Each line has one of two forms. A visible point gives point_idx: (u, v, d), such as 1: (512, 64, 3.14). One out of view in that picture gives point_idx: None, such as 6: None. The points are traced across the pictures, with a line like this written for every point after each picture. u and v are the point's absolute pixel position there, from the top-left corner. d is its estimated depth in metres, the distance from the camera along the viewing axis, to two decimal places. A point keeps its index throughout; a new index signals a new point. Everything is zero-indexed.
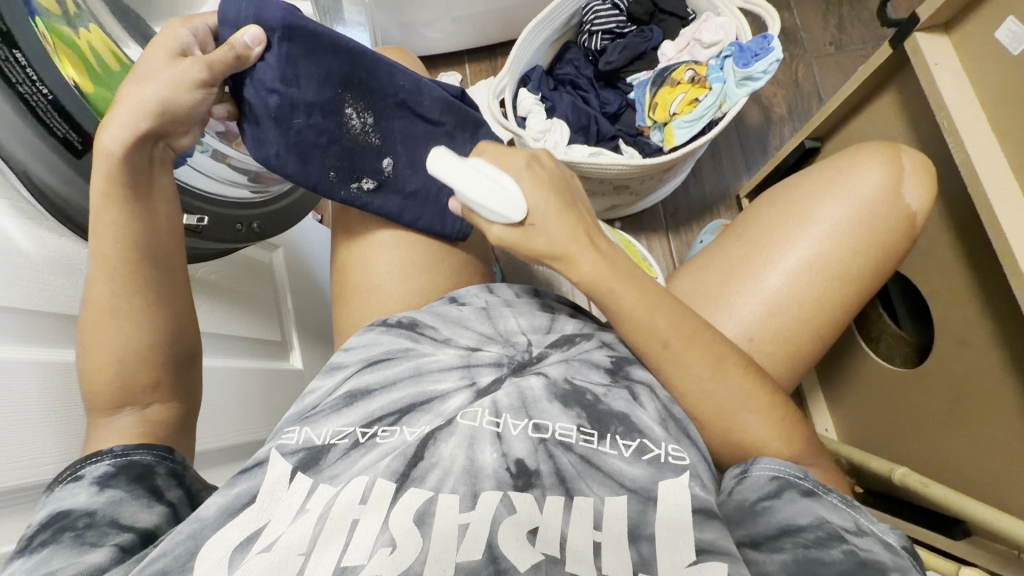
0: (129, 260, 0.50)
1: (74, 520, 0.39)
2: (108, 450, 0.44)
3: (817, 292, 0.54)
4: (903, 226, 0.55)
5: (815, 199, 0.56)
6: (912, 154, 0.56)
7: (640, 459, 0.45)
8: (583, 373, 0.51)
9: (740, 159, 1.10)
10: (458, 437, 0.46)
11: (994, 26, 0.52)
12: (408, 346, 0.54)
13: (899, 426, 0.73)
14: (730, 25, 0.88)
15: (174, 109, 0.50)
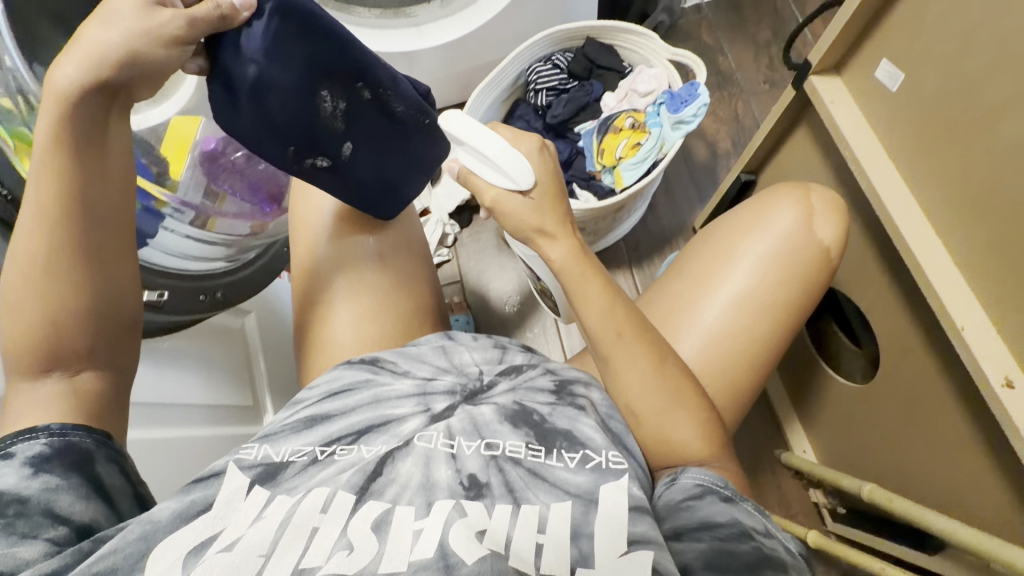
0: (61, 219, 0.48)
1: (3, 506, 0.40)
2: (42, 430, 0.45)
3: (752, 322, 0.57)
4: (820, 259, 0.58)
5: (737, 238, 0.60)
6: (823, 193, 0.60)
7: (584, 468, 0.49)
8: (531, 395, 0.57)
9: (693, 191, 1.16)
10: (416, 456, 0.49)
11: (873, 66, 0.57)
12: (369, 376, 0.58)
13: (864, 443, 0.74)
14: (662, 75, 0.96)
15: (143, 63, 0.48)
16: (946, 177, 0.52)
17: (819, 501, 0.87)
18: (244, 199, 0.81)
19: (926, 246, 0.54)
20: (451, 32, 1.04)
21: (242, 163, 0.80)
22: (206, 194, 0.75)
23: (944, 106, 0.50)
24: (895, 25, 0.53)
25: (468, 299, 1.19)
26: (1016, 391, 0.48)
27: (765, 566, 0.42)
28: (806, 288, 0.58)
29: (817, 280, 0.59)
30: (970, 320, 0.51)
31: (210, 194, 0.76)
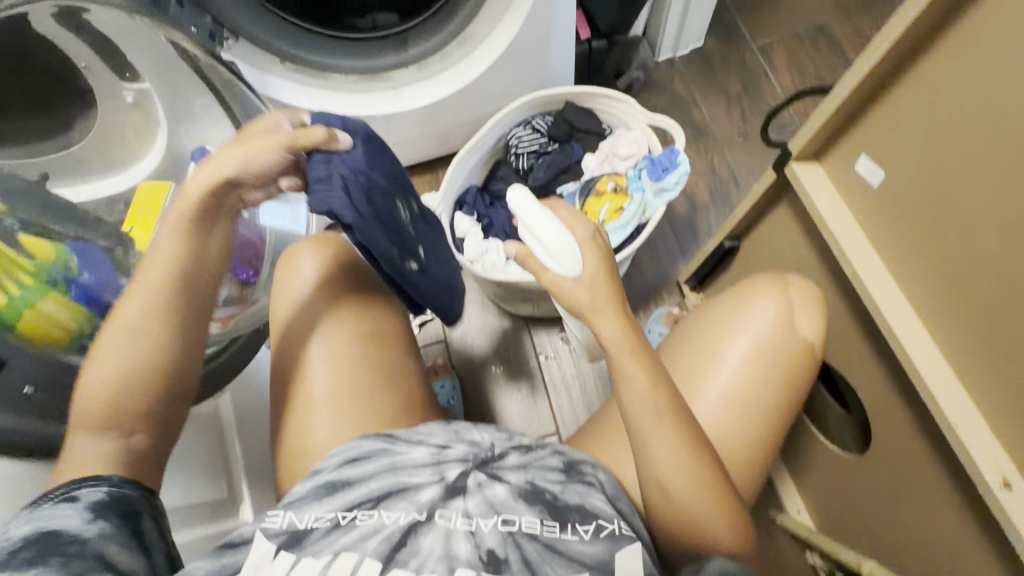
0: (159, 299, 0.56)
1: (64, 546, 0.44)
2: (105, 478, 0.50)
3: (747, 418, 0.60)
4: (804, 355, 0.62)
5: (726, 334, 0.63)
6: (802, 288, 0.64)
7: (598, 537, 0.52)
8: (541, 473, 0.58)
9: (674, 244, 1.16)
10: (437, 532, 0.51)
11: (852, 159, 0.59)
12: (386, 445, 0.59)
13: (857, 513, 0.74)
14: (642, 138, 0.96)
15: (252, 168, 0.56)
16: (931, 273, 0.54)
17: (817, 564, 0.86)
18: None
19: (916, 340, 0.55)
20: (429, 95, 1.03)
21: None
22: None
23: (925, 208, 0.52)
24: (872, 127, 0.55)
25: (450, 359, 1.14)
26: (1014, 492, 0.49)
27: None
28: (794, 382, 0.61)
29: (803, 376, 0.62)
30: (964, 418, 0.52)
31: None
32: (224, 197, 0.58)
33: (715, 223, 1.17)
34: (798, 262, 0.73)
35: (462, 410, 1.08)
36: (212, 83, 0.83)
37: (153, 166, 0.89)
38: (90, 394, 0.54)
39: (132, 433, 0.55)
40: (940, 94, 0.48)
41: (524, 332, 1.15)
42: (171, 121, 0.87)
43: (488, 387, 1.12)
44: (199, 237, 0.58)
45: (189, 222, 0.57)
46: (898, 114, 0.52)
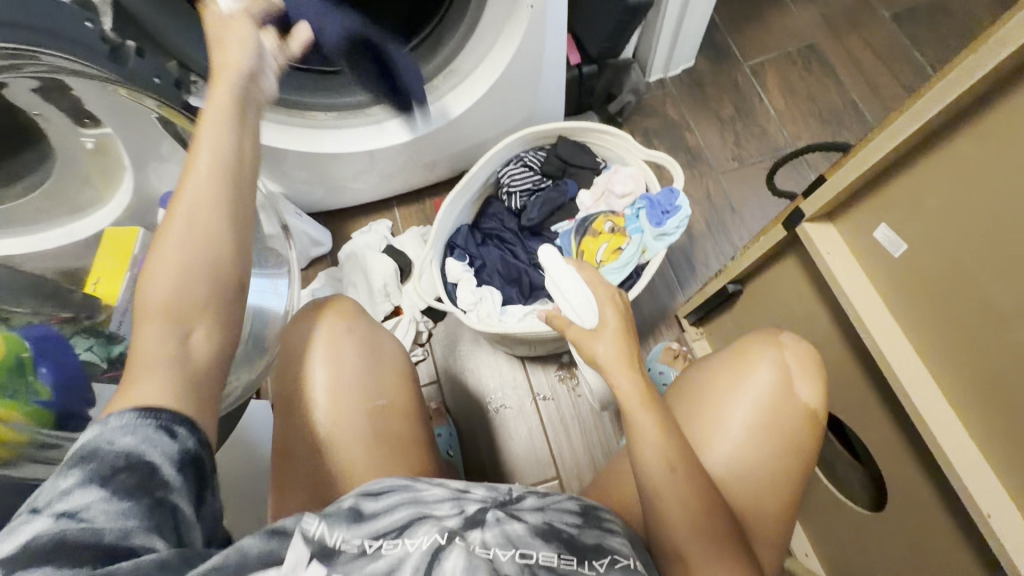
0: (215, 182, 0.46)
1: (149, 491, 0.35)
2: (200, 428, 0.39)
3: (756, 491, 0.56)
4: (806, 420, 0.58)
5: (723, 403, 0.59)
6: (797, 351, 0.60)
7: (613, 569, 0.45)
8: (559, 515, 0.50)
9: (671, 275, 1.12)
10: (458, 554, 0.41)
11: (870, 222, 0.56)
12: (407, 481, 0.51)
13: (873, 571, 0.71)
14: (639, 174, 0.93)
15: (234, 75, 0.50)
16: (953, 355, 0.51)
17: None
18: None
19: (940, 416, 0.52)
20: (414, 129, 0.97)
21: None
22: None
23: (947, 290, 0.50)
24: (895, 197, 0.52)
25: (444, 401, 1.09)
26: None
27: None
28: (797, 453, 0.57)
29: (809, 443, 0.58)
30: (994, 503, 0.48)
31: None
32: (251, 93, 0.52)
33: (712, 252, 1.14)
34: (807, 316, 0.70)
35: (460, 457, 1.02)
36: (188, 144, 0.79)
37: (122, 209, 0.81)
38: (158, 304, 0.42)
39: (193, 334, 0.43)
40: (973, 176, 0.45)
41: (520, 370, 1.11)
42: (137, 165, 0.79)
43: (483, 430, 1.07)
44: (242, 131, 0.49)
45: (224, 119, 0.48)
46: (926, 188, 0.49)
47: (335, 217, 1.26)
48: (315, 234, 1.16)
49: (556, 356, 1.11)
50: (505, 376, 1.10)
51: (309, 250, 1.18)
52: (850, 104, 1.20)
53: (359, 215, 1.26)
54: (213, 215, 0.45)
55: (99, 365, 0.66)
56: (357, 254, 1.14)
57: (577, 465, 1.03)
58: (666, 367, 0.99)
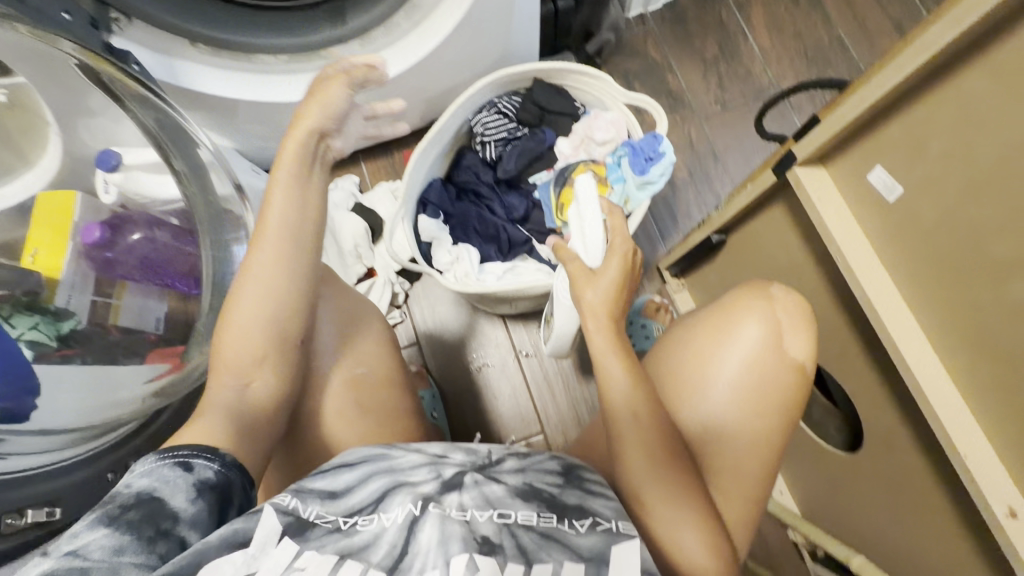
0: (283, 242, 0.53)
1: (160, 518, 0.40)
2: (219, 456, 0.46)
3: (750, 450, 0.55)
4: (790, 376, 0.57)
5: (711, 360, 0.57)
6: (784, 304, 0.59)
7: (594, 530, 0.43)
8: (539, 475, 0.48)
9: (653, 228, 1.09)
10: (432, 523, 0.40)
11: (864, 165, 0.53)
12: (384, 450, 0.50)
13: (845, 507, 0.74)
14: (620, 119, 0.87)
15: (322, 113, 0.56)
16: (941, 304, 0.50)
17: (800, 542, 0.87)
18: (147, 282, 0.75)
19: (925, 364, 0.52)
20: None
21: (140, 245, 0.76)
22: (97, 287, 0.71)
23: (942, 241, 0.48)
24: (893, 142, 0.49)
25: (425, 363, 1.07)
26: (1020, 521, 0.47)
27: None
28: (785, 410, 0.56)
29: (792, 399, 0.57)
30: (972, 446, 0.49)
31: (102, 283, 0.72)
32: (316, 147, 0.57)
33: (694, 202, 1.10)
34: (794, 267, 0.69)
35: (445, 418, 1.01)
36: (120, 97, 0.71)
37: (51, 174, 0.72)
38: (230, 358, 0.51)
39: (252, 381, 0.52)
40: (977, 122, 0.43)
41: (501, 329, 1.09)
42: (63, 122, 0.71)
43: (466, 391, 1.06)
44: (307, 185, 0.55)
45: (293, 173, 0.55)
46: (926, 133, 0.46)
47: None
48: (276, 193, 1.08)
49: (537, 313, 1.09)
50: (486, 335, 1.08)
51: None
52: (837, 42, 1.14)
53: None
54: (279, 271, 0.53)
55: (50, 342, 0.65)
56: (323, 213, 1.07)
57: (561, 420, 1.04)
58: (648, 320, 0.96)
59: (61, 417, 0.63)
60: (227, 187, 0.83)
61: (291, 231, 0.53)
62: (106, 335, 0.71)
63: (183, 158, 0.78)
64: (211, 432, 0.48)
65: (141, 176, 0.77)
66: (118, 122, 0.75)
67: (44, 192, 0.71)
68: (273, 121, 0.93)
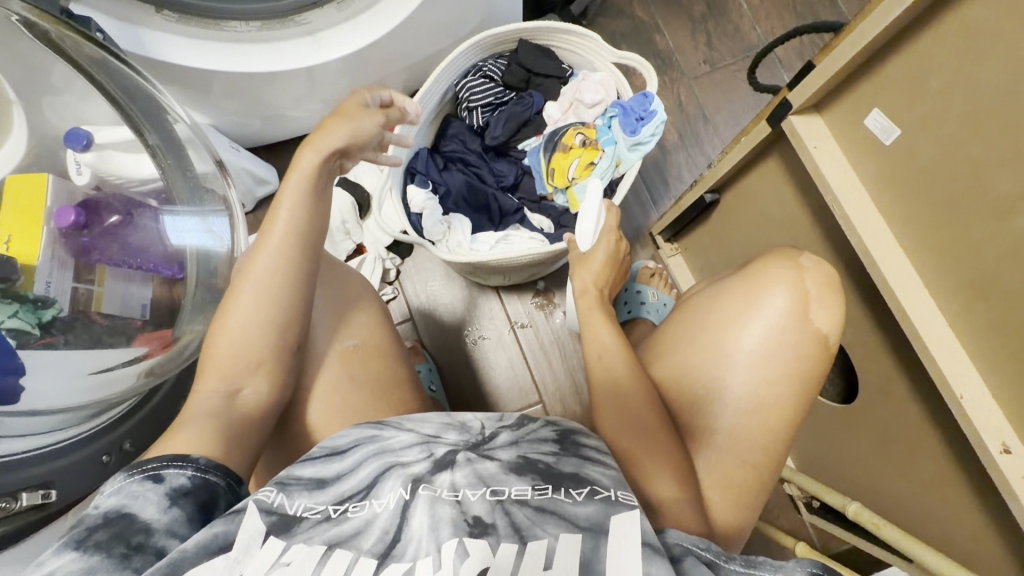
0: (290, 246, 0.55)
1: (133, 533, 0.38)
2: (191, 461, 0.44)
3: (779, 415, 0.54)
4: (816, 350, 0.55)
5: (738, 326, 0.56)
6: (818, 272, 0.57)
7: (592, 498, 0.41)
8: (533, 446, 0.47)
9: (645, 193, 1.08)
10: (422, 505, 0.41)
11: (859, 110, 0.53)
12: (375, 431, 0.50)
13: (842, 457, 0.75)
14: (608, 80, 0.85)
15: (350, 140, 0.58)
16: (946, 253, 0.50)
17: (795, 494, 0.89)
18: (129, 267, 0.73)
19: (922, 310, 0.52)
20: (355, 40, 0.84)
21: (119, 229, 0.74)
22: (77, 273, 0.69)
23: (943, 182, 0.48)
24: (893, 82, 0.49)
25: (420, 338, 1.07)
26: (1014, 457, 0.48)
27: None
28: (808, 374, 0.55)
29: (811, 373, 0.55)
30: (969, 388, 0.50)
31: (82, 269, 0.69)
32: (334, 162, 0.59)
33: (686, 165, 1.09)
34: (789, 222, 0.68)
35: (443, 391, 1.01)
36: (81, 65, 0.66)
37: (18, 157, 0.68)
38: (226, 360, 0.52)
39: (246, 381, 0.52)
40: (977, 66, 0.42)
41: (495, 301, 1.08)
42: (28, 100, 0.67)
43: (463, 364, 1.06)
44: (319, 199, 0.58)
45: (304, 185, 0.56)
46: (928, 70, 0.46)
47: (278, 152, 1.14)
48: (257, 171, 1.05)
49: (531, 283, 1.08)
50: (481, 308, 1.08)
51: (255, 190, 1.07)
52: None
53: None
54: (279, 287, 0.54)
55: (32, 332, 0.62)
56: None
57: (559, 389, 1.04)
58: (643, 286, 0.95)
59: (50, 398, 0.61)
60: (207, 163, 0.80)
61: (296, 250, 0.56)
62: (90, 322, 0.68)
63: (156, 129, 0.74)
64: (200, 435, 0.46)
65: (115, 156, 0.73)
66: (85, 100, 0.71)
67: (15, 174, 0.67)
68: (250, 94, 0.89)
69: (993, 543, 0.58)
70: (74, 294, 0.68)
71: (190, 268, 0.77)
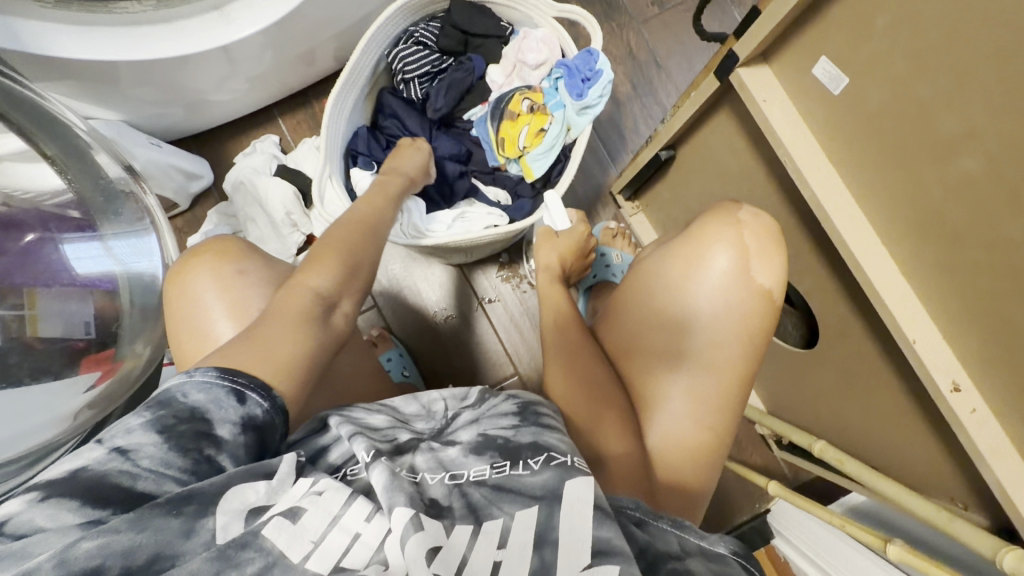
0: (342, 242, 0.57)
1: (204, 440, 0.37)
2: (274, 394, 0.41)
3: (735, 366, 0.55)
4: (759, 304, 0.55)
5: (685, 286, 0.56)
6: (755, 228, 0.56)
7: (548, 465, 0.40)
8: (494, 422, 0.46)
9: (602, 151, 1.05)
10: (382, 472, 0.39)
11: (807, 56, 0.50)
12: (340, 410, 0.48)
13: (807, 397, 0.78)
14: (551, 37, 0.80)
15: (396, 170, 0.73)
16: (892, 195, 0.50)
17: (765, 433, 0.94)
18: (63, 284, 0.68)
19: (875, 260, 0.52)
20: (269, 12, 0.76)
21: (42, 246, 0.67)
22: (2, 298, 0.63)
23: (893, 122, 0.46)
24: (839, 23, 0.46)
25: (387, 323, 1.04)
26: (963, 394, 0.50)
27: None
28: (756, 325, 0.55)
29: (758, 330, 0.55)
30: (920, 332, 0.51)
31: (9, 294, 0.64)
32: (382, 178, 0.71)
33: (642, 118, 1.05)
34: (744, 175, 0.67)
35: (417, 374, 1.00)
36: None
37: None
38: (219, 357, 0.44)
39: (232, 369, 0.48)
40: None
41: (460, 278, 1.05)
42: None
43: (435, 345, 1.04)
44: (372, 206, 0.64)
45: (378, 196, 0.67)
46: (873, 7, 0.43)
47: (208, 142, 1.05)
48: (187, 166, 0.96)
49: (495, 256, 1.06)
50: (447, 284, 1.05)
51: (188, 187, 0.99)
52: None
53: (237, 135, 1.06)
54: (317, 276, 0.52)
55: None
56: (244, 181, 0.97)
57: (533, 359, 1.04)
58: (607, 249, 0.93)
59: None
60: (117, 167, 0.72)
61: (345, 248, 0.56)
62: (30, 347, 0.64)
63: (50, 135, 0.66)
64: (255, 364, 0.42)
65: (14, 168, 0.65)
66: None
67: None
68: (160, 83, 0.80)
69: (944, 467, 0.61)
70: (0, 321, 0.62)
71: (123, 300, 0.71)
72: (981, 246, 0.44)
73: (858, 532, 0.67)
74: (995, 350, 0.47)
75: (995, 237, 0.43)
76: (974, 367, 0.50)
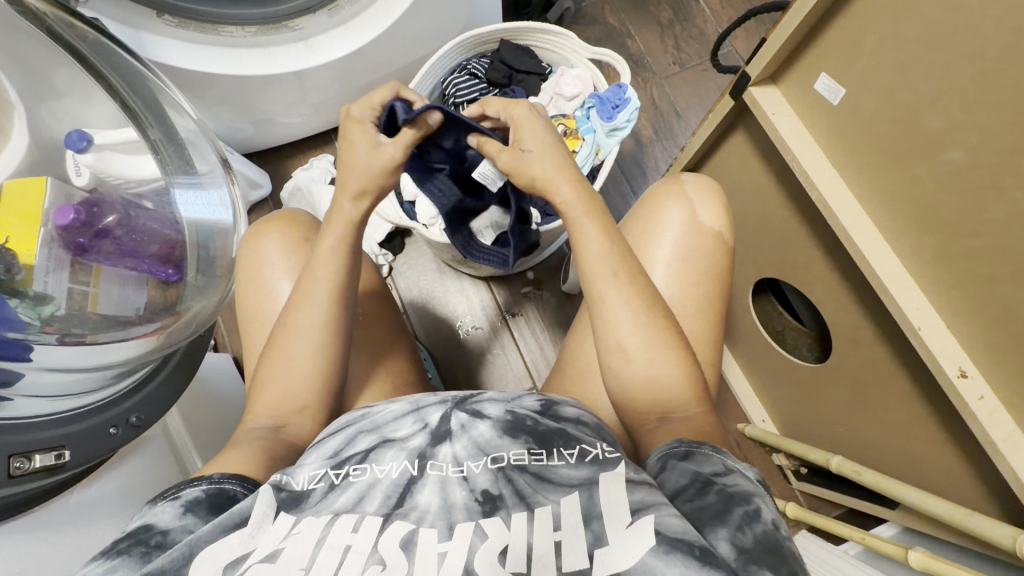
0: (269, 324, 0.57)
1: (148, 535, 0.40)
2: (205, 478, 0.45)
3: (702, 290, 0.61)
4: (717, 245, 0.62)
5: (651, 247, 0.62)
6: (695, 182, 0.65)
7: (583, 461, 0.45)
8: (519, 404, 0.53)
9: (624, 183, 1.14)
10: (430, 483, 0.45)
11: (810, 75, 0.59)
12: (364, 410, 0.54)
13: (822, 413, 0.79)
14: (585, 75, 0.91)
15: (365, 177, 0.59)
16: (893, 201, 0.56)
17: (783, 464, 0.90)
18: (127, 267, 0.69)
19: (879, 254, 0.57)
20: (347, 44, 0.88)
21: (117, 228, 0.70)
22: (73, 273, 0.65)
23: (882, 127, 0.54)
24: (833, 45, 0.55)
25: (414, 330, 1.09)
26: (970, 379, 0.53)
27: (732, 509, 0.38)
28: (715, 273, 0.62)
29: (720, 267, 0.62)
30: (926, 321, 0.55)
31: (78, 269, 0.65)
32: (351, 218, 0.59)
33: (662, 158, 1.15)
34: (758, 192, 0.73)
35: (439, 379, 1.03)
36: (78, 50, 0.68)
37: (20, 160, 0.67)
38: (254, 396, 0.56)
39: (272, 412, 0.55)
40: (917, 16, 0.47)
41: (485, 290, 1.11)
42: (29, 101, 0.68)
43: (456, 355, 1.08)
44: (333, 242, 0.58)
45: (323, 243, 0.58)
46: (861, 31, 0.52)
47: (271, 158, 1.18)
48: (252, 175, 1.08)
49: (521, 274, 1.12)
50: (473, 295, 1.11)
51: (249, 194, 1.10)
52: None
53: (297, 154, 1.18)
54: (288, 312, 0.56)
55: (33, 322, 0.58)
56: (301, 188, 1.11)
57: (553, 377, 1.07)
58: None
59: (53, 363, 0.58)
60: (210, 163, 0.81)
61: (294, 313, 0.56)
62: (86, 317, 0.63)
63: (159, 125, 0.76)
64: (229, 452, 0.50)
65: (116, 157, 0.73)
66: (86, 103, 0.72)
67: (12, 178, 0.65)
68: (246, 100, 0.94)
69: (961, 471, 0.62)
70: (74, 290, 0.64)
71: (188, 255, 0.75)
72: (974, 233, 0.49)
73: (880, 545, 0.68)
74: (996, 331, 0.51)
75: (985, 225, 0.48)
76: (977, 352, 0.53)
